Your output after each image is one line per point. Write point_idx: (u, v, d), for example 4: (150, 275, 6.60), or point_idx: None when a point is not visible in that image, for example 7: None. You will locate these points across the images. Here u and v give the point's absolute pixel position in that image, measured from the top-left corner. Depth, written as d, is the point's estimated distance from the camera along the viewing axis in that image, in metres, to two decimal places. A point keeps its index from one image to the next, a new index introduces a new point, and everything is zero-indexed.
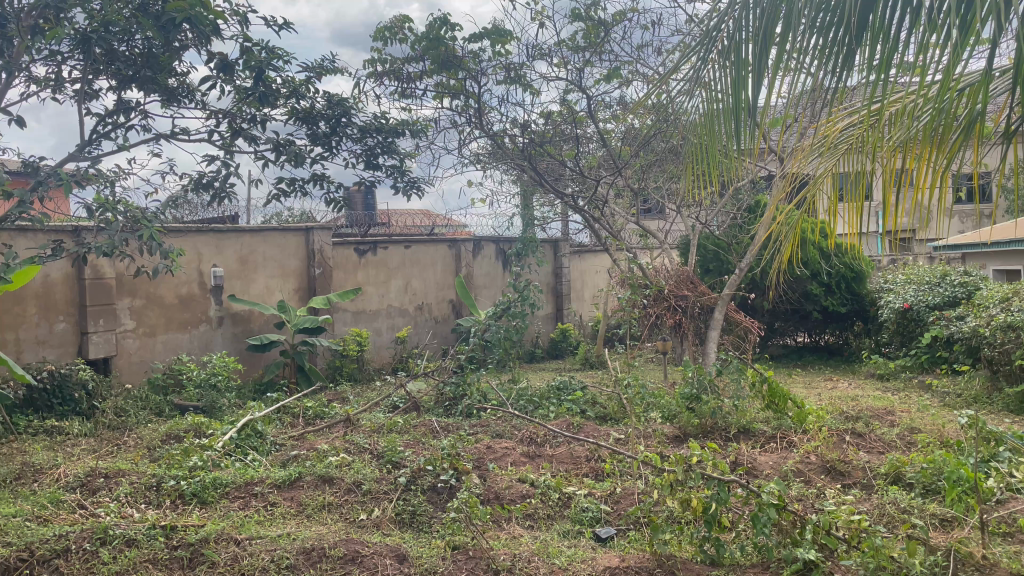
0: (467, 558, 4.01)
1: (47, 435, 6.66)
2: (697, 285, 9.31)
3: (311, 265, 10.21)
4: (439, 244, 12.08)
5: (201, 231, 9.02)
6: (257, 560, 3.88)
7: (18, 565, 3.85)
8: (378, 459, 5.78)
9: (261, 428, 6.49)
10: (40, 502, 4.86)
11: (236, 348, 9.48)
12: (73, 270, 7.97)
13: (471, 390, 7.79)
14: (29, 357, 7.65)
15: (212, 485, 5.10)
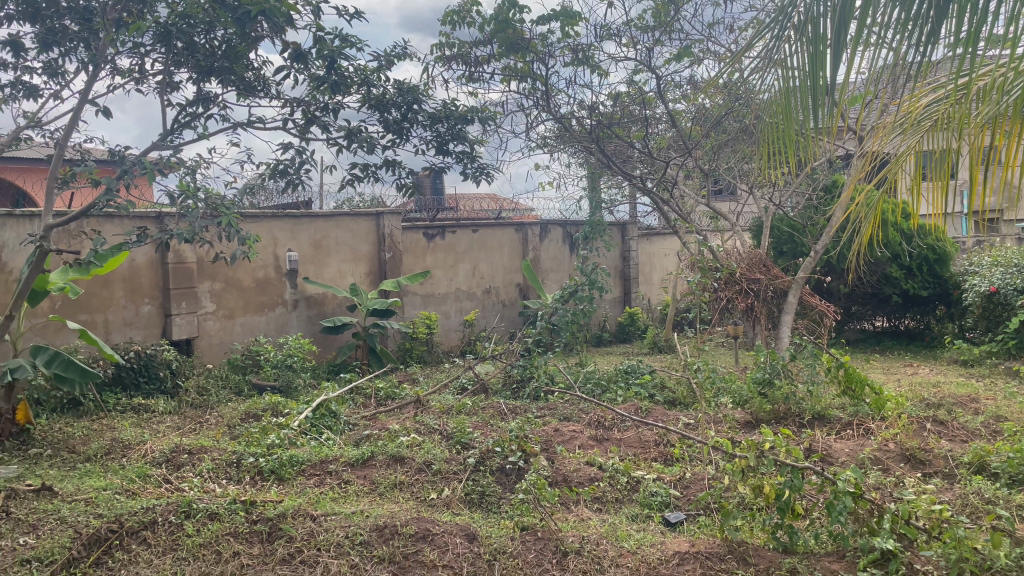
0: (535, 539, 4.04)
1: (135, 413, 6.98)
2: (770, 267, 9.11)
3: (381, 250, 10.38)
4: (507, 228, 12.11)
5: (276, 216, 9.28)
6: (332, 536, 4.01)
7: (108, 536, 4.04)
8: (447, 440, 5.86)
9: (335, 408, 6.66)
10: (129, 476, 5.12)
11: (310, 330, 9.74)
12: (157, 255, 8.30)
13: (539, 372, 7.82)
14: (117, 338, 8.02)
15: (289, 463, 5.26)
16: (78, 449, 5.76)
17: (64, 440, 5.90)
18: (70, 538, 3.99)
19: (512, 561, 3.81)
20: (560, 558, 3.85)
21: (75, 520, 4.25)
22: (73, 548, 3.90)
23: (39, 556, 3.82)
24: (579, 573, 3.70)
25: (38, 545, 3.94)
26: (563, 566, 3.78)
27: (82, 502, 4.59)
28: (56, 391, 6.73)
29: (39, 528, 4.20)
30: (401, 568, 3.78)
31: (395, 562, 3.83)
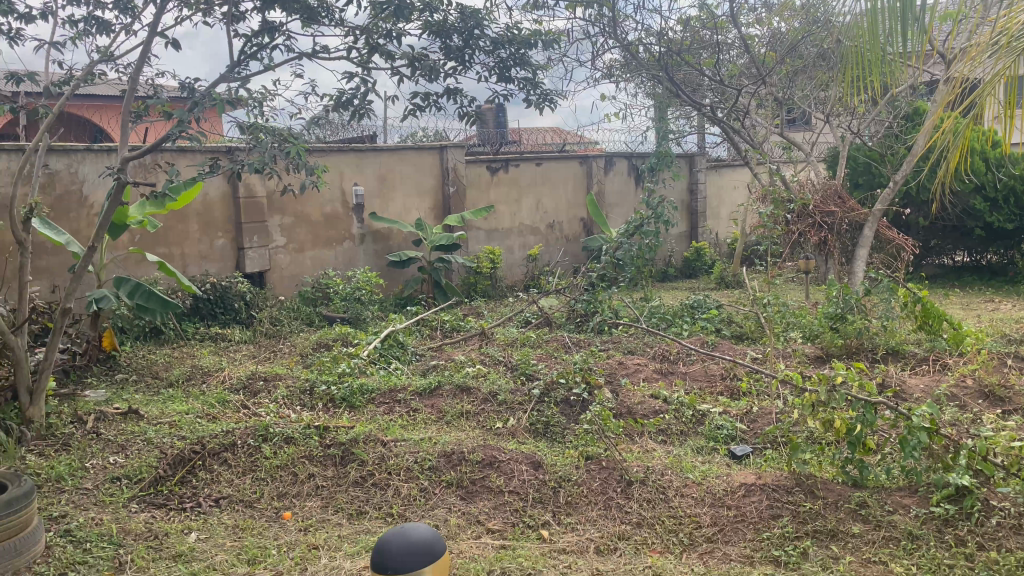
0: (600, 468, 4.08)
1: (213, 342, 7.26)
2: (846, 199, 8.80)
3: (446, 184, 10.40)
4: (572, 162, 11.93)
5: (343, 150, 9.35)
6: (401, 461, 4.14)
7: (192, 456, 4.26)
8: (512, 372, 5.94)
9: (402, 339, 6.78)
10: (209, 401, 5.36)
11: (377, 264, 9.90)
12: (229, 190, 8.49)
13: (603, 307, 7.76)
14: (194, 271, 8.30)
15: (359, 391, 5.41)
16: (161, 375, 6.04)
17: (148, 367, 6.19)
18: (157, 458, 4.23)
19: (577, 489, 3.88)
20: (625, 487, 3.89)
21: (161, 441, 4.48)
22: (160, 467, 4.13)
23: (128, 475, 4.06)
24: (644, 502, 3.75)
25: (128, 463, 4.19)
26: (628, 495, 3.83)
27: (166, 425, 4.83)
28: (139, 321, 7.03)
29: (128, 448, 4.44)
30: (469, 493, 3.92)
31: (463, 487, 3.96)
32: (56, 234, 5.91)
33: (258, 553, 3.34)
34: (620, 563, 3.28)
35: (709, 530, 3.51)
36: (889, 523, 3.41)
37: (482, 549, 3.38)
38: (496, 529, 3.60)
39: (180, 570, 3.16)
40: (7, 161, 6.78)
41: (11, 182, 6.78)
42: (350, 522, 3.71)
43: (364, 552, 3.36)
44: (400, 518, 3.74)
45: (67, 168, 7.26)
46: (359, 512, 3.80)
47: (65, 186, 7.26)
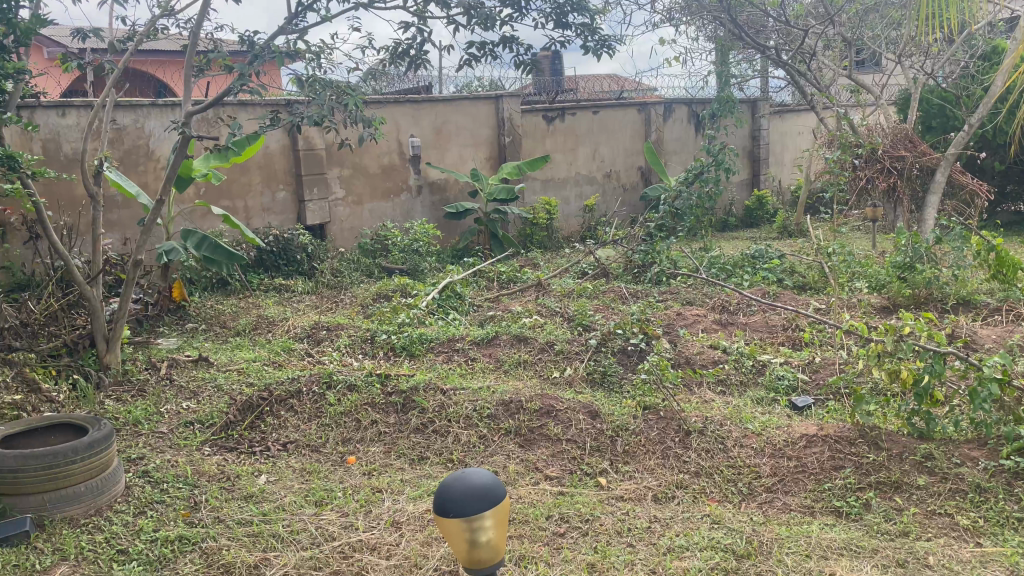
0: (658, 418, 4.08)
1: (277, 293, 7.44)
2: (917, 143, 8.45)
3: (501, 134, 10.33)
4: (630, 109, 11.69)
5: (399, 101, 9.35)
6: (461, 409, 4.21)
7: (260, 402, 4.40)
8: (569, 323, 5.95)
9: (460, 290, 6.84)
10: (275, 350, 5.52)
11: (434, 215, 9.96)
12: (289, 142, 8.58)
13: (661, 258, 7.62)
14: (257, 223, 8.48)
15: (419, 340, 5.50)
16: (229, 324, 6.24)
17: (216, 317, 6.39)
18: (227, 404, 4.39)
19: (635, 438, 3.90)
20: (683, 437, 3.89)
21: (230, 388, 4.65)
22: (230, 413, 4.29)
23: (201, 420, 4.23)
24: (702, 452, 3.75)
25: (200, 409, 4.37)
26: (686, 445, 3.82)
27: (235, 372, 5.02)
28: (206, 272, 7.24)
29: (200, 394, 4.63)
30: (527, 441, 3.98)
31: (521, 435, 4.02)
32: (127, 187, 6.11)
33: (324, 496, 3.46)
34: (677, 510, 3.30)
35: (768, 479, 3.50)
36: (956, 475, 3.35)
37: (540, 495, 3.44)
38: (554, 476, 3.66)
39: (250, 510, 3.30)
40: (77, 117, 6.97)
41: (82, 137, 6.99)
42: (412, 467, 3.81)
43: (426, 496, 3.45)
44: (460, 463, 3.84)
45: (133, 123, 7.43)
46: (420, 458, 3.90)
47: (132, 141, 7.45)
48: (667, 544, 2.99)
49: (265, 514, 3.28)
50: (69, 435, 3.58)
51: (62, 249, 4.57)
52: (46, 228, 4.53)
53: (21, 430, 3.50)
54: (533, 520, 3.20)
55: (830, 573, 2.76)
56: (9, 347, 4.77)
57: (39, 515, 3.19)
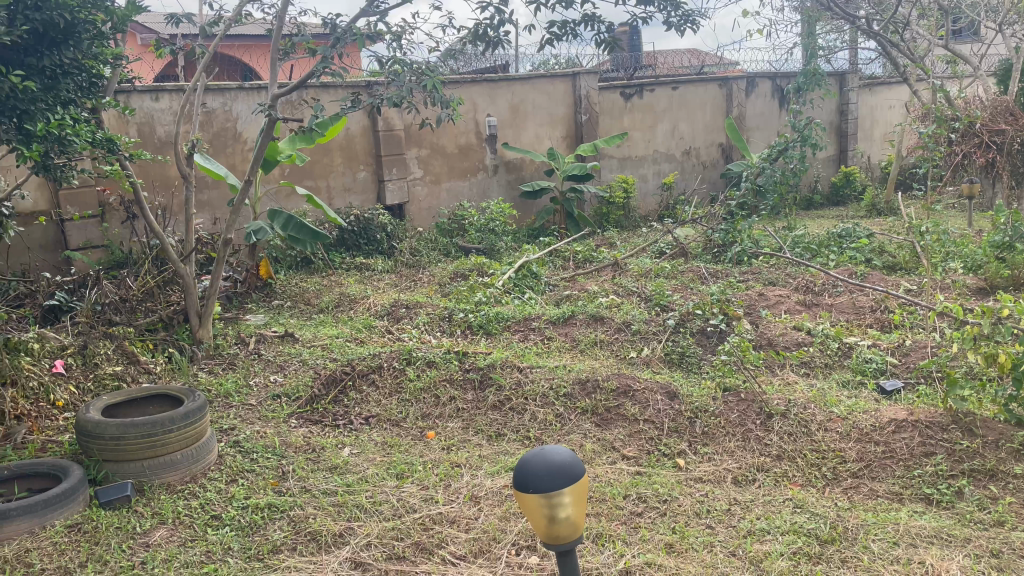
0: (739, 399, 4.00)
1: (358, 271, 7.60)
2: (1019, 115, 7.99)
3: (578, 112, 10.25)
4: (710, 85, 11.42)
5: (476, 81, 9.38)
6: (537, 387, 4.23)
7: (343, 377, 4.52)
8: (646, 302, 5.89)
9: (536, 269, 6.85)
10: (357, 327, 5.66)
11: (511, 195, 9.99)
12: (369, 123, 8.72)
13: (742, 237, 7.41)
14: (339, 202, 8.67)
15: (495, 319, 5.54)
16: (313, 301, 6.42)
17: (301, 294, 6.58)
18: (312, 378, 4.54)
19: (715, 419, 3.84)
20: (765, 420, 3.81)
21: (314, 363, 4.81)
22: (315, 386, 4.43)
23: (288, 393, 4.39)
24: (784, 435, 3.67)
25: (286, 382, 4.53)
26: (768, 428, 3.75)
27: (319, 347, 5.17)
28: (291, 250, 7.46)
29: (286, 368, 4.80)
30: (604, 420, 3.98)
31: (598, 414, 4.02)
32: (216, 169, 6.35)
33: (405, 469, 3.54)
34: (758, 493, 3.24)
35: (854, 465, 3.40)
36: None
37: (617, 474, 3.43)
38: (631, 456, 3.64)
39: (335, 480, 3.41)
40: (169, 101, 7.25)
41: (174, 120, 7.26)
42: (490, 443, 3.86)
43: (503, 471, 3.50)
44: (537, 440, 3.87)
45: (222, 106, 7.68)
46: (497, 435, 3.94)
47: (220, 124, 7.70)
48: (747, 527, 2.95)
49: (349, 485, 3.38)
50: (166, 405, 3.76)
51: (158, 229, 4.78)
52: (143, 208, 4.74)
53: (123, 400, 3.69)
54: (610, 498, 3.20)
55: (919, 561, 2.67)
56: (110, 321, 5.03)
57: (140, 481, 3.37)
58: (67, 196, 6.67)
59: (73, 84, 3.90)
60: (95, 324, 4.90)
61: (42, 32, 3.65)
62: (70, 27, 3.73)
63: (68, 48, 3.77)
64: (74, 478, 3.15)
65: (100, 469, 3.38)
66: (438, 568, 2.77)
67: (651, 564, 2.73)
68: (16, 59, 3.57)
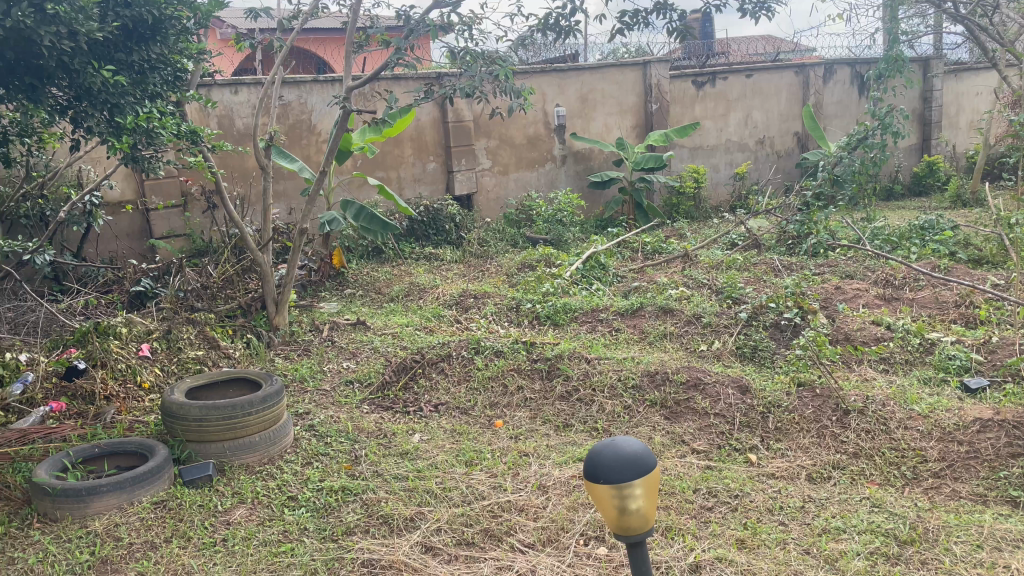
0: (814, 395, 3.91)
1: (427, 261, 7.69)
2: None
3: (649, 101, 10.12)
4: (785, 72, 11.13)
5: (545, 71, 9.36)
6: (606, 378, 4.22)
7: (414, 364, 4.59)
8: (717, 295, 5.80)
9: (604, 260, 6.80)
10: (426, 315, 5.75)
11: (579, 185, 9.96)
12: (439, 114, 8.79)
13: (819, 228, 7.22)
14: (409, 193, 8.77)
15: (563, 310, 5.54)
16: (384, 290, 6.54)
17: (372, 283, 6.71)
18: (383, 365, 4.63)
19: (788, 415, 3.76)
20: (842, 416, 3.71)
21: (385, 351, 4.90)
22: (386, 373, 4.53)
23: (360, 379, 4.49)
24: (862, 432, 3.57)
25: (359, 369, 4.64)
26: (844, 425, 3.65)
27: (389, 335, 5.27)
28: (363, 240, 7.61)
29: (359, 355, 4.91)
30: (673, 413, 3.94)
31: (667, 407, 3.98)
32: (292, 161, 6.52)
33: (474, 456, 3.58)
34: (833, 491, 3.17)
35: (935, 464, 3.29)
36: None
37: (686, 468, 3.40)
38: (701, 450, 3.60)
39: (406, 466, 3.48)
40: (248, 94, 7.45)
41: (252, 113, 7.47)
42: (557, 433, 3.87)
43: (572, 462, 3.51)
44: (605, 432, 3.86)
45: (298, 99, 7.87)
46: (565, 425, 3.95)
47: (296, 116, 7.88)
48: (822, 525, 2.89)
49: (419, 471, 3.44)
50: (244, 388, 3.90)
51: (238, 219, 4.94)
52: (223, 198, 4.91)
53: (205, 382, 3.84)
54: (680, 492, 3.17)
55: (1004, 565, 2.57)
56: (193, 307, 5.23)
57: (221, 461, 3.49)
58: (152, 186, 6.94)
59: (160, 78, 4.05)
60: (179, 310, 5.10)
61: (131, 28, 3.79)
62: (157, 23, 3.86)
63: (155, 43, 3.90)
64: (160, 457, 3.29)
65: (184, 449, 3.52)
66: (507, 555, 2.80)
67: (721, 559, 2.70)
68: (107, 55, 3.72)
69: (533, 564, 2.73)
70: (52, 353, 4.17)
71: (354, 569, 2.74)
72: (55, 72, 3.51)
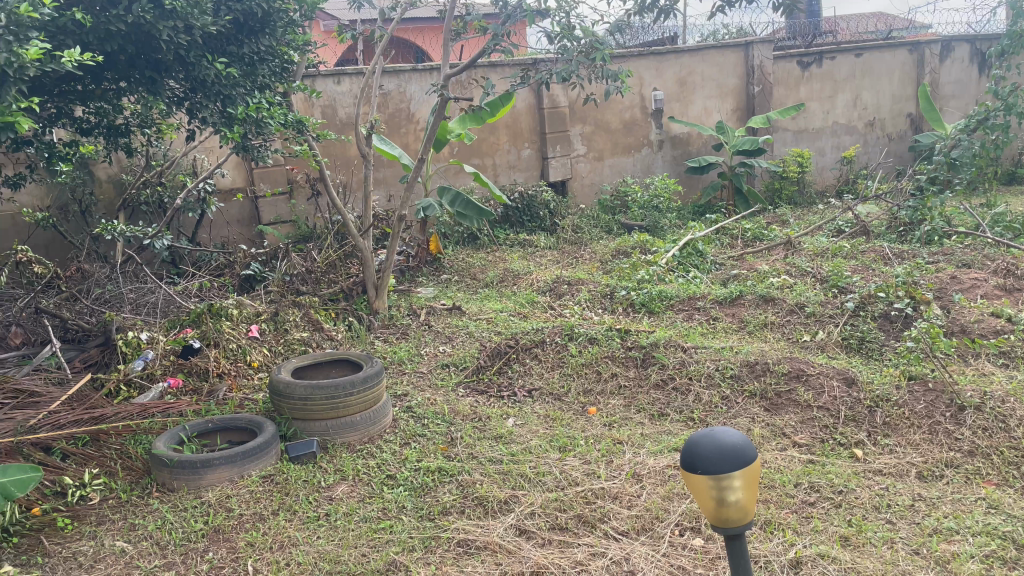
0: (926, 389, 3.73)
1: (521, 247, 7.73)
2: None
3: (750, 83, 9.83)
4: (898, 51, 10.58)
5: (643, 55, 9.21)
6: (703, 368, 4.14)
7: (508, 350, 4.63)
8: (822, 284, 5.59)
9: (702, 247, 6.65)
10: (520, 302, 5.78)
11: (676, 170, 9.78)
12: (535, 101, 8.79)
13: (933, 215, 6.87)
14: (505, 179, 8.83)
15: (659, 298, 5.46)
16: (479, 276, 6.61)
17: (468, 269, 6.80)
18: (479, 350, 4.70)
19: (897, 410, 3.60)
20: (956, 412, 3.53)
21: (480, 335, 4.97)
22: (481, 358, 4.58)
23: (456, 362, 4.57)
24: (978, 430, 3.38)
25: (454, 353, 4.73)
26: (958, 422, 3.47)
27: (484, 320, 5.34)
28: (459, 226, 7.72)
29: (454, 339, 4.99)
30: (774, 405, 3.83)
31: (767, 399, 3.88)
32: (391, 149, 6.66)
33: (567, 442, 3.59)
34: (946, 490, 3.02)
35: None
36: None
37: (787, 461, 3.31)
38: (803, 443, 3.49)
39: (501, 450, 3.52)
40: (350, 84, 7.66)
41: (354, 102, 7.67)
42: (652, 422, 3.83)
43: (668, 451, 3.47)
44: (701, 422, 3.79)
45: (397, 87, 8.02)
46: (660, 414, 3.90)
47: (396, 105, 8.05)
48: (933, 525, 2.76)
49: (514, 455, 3.48)
50: (347, 369, 4.03)
51: (340, 205, 5.10)
52: (327, 185, 5.07)
53: (310, 362, 3.99)
54: (780, 485, 3.09)
55: None
56: (298, 290, 5.45)
57: (324, 439, 3.62)
58: (260, 174, 7.24)
59: (268, 69, 4.21)
60: (285, 293, 5.31)
61: (243, 21, 3.95)
62: (266, 16, 4.02)
63: (264, 36, 4.06)
64: (268, 433, 3.44)
65: (290, 426, 3.67)
66: (601, 542, 2.79)
67: (824, 556, 2.62)
68: (220, 48, 3.89)
69: (628, 552, 2.72)
70: (170, 333, 4.42)
71: (450, 548, 2.80)
72: (172, 64, 3.71)
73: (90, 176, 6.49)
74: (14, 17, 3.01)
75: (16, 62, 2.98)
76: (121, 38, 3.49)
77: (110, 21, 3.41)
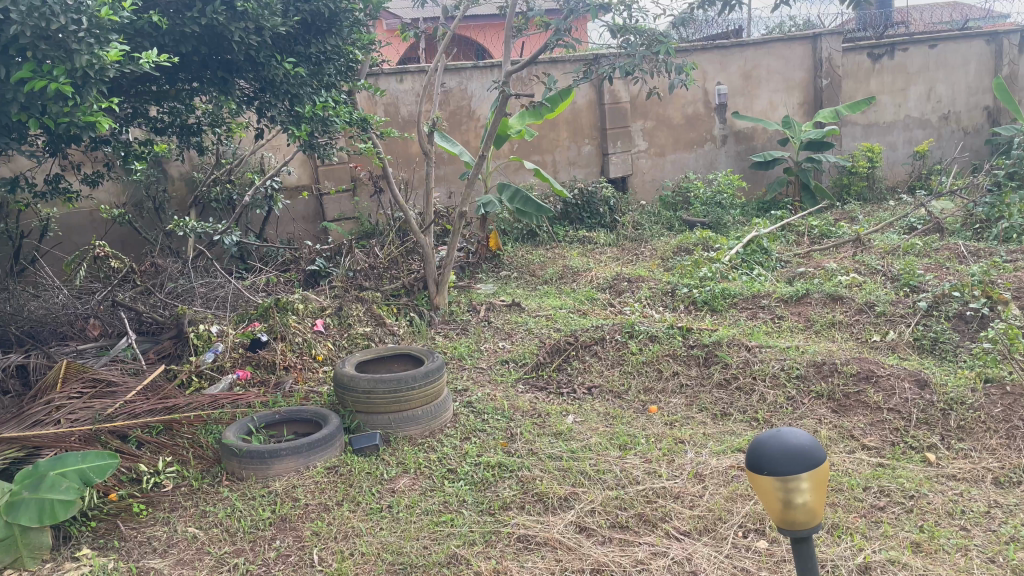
0: (1004, 393, 3.59)
1: (581, 244, 7.70)
2: None
3: (818, 76, 9.59)
4: (975, 41, 10.19)
5: (706, 49, 9.07)
6: (768, 367, 4.06)
7: (567, 347, 4.61)
8: (893, 282, 5.43)
9: (767, 245, 6.50)
10: (579, 298, 5.76)
11: (740, 166, 9.62)
12: (596, 97, 8.74)
13: (1012, 211, 6.59)
14: (565, 175, 8.81)
15: (721, 295, 5.37)
16: (538, 273, 6.62)
17: (527, 265, 6.81)
18: (538, 347, 4.70)
19: (973, 413, 3.47)
20: None
21: (539, 333, 4.96)
22: (541, 354, 4.59)
23: (516, 359, 4.59)
24: None
25: (514, 349, 4.75)
26: None
27: (543, 317, 5.33)
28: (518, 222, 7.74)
29: (513, 336, 5.01)
30: (842, 406, 3.73)
31: (835, 400, 3.78)
32: (452, 146, 6.71)
33: (628, 440, 3.57)
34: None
35: None
36: None
37: (855, 464, 3.22)
38: (873, 446, 3.39)
39: (561, 446, 3.52)
40: (412, 82, 7.74)
41: (416, 100, 7.76)
42: (714, 422, 3.78)
43: (730, 452, 3.41)
44: (766, 423, 3.72)
45: (458, 85, 8.08)
46: (723, 414, 3.84)
47: (457, 102, 8.10)
48: (1010, 533, 2.65)
49: (574, 452, 3.47)
50: (408, 364, 4.08)
51: (402, 202, 5.16)
52: (389, 182, 5.14)
53: (373, 357, 4.05)
54: (848, 489, 3.01)
55: None
56: (361, 286, 5.54)
57: (387, 432, 3.68)
58: (325, 172, 7.38)
59: (334, 68, 4.29)
60: (349, 289, 5.41)
61: (310, 22, 4.05)
62: (333, 16, 4.10)
63: (330, 35, 4.14)
64: (333, 426, 3.52)
65: (354, 419, 3.74)
66: (662, 542, 2.77)
67: (894, 562, 2.54)
68: (288, 48, 4.00)
69: (689, 553, 2.69)
70: (239, 326, 4.55)
71: (510, 543, 2.81)
72: (242, 65, 3.82)
73: (164, 174, 6.72)
74: (95, 20, 3.14)
75: (96, 63, 3.11)
76: (194, 40, 3.61)
77: (185, 23, 3.54)
